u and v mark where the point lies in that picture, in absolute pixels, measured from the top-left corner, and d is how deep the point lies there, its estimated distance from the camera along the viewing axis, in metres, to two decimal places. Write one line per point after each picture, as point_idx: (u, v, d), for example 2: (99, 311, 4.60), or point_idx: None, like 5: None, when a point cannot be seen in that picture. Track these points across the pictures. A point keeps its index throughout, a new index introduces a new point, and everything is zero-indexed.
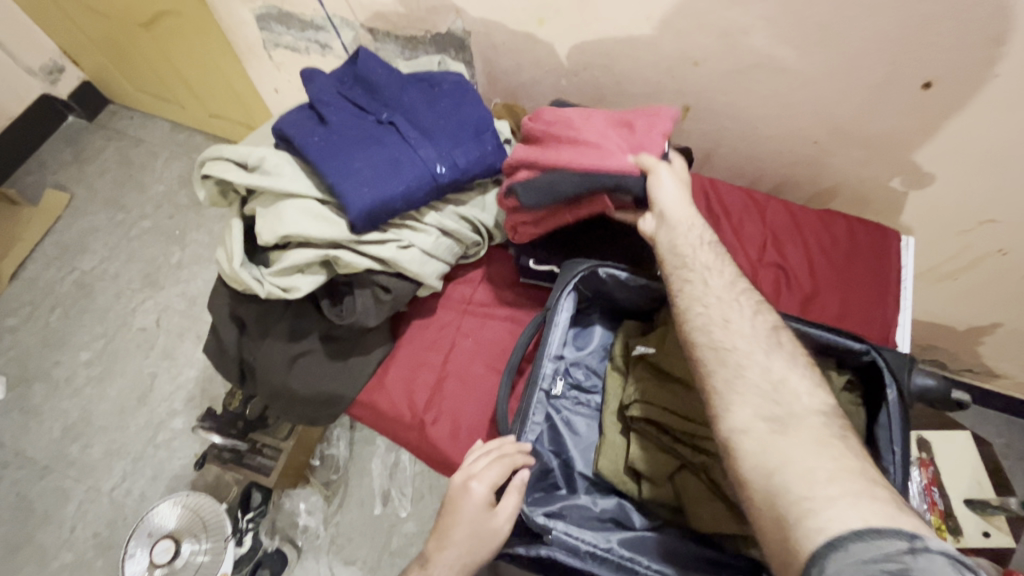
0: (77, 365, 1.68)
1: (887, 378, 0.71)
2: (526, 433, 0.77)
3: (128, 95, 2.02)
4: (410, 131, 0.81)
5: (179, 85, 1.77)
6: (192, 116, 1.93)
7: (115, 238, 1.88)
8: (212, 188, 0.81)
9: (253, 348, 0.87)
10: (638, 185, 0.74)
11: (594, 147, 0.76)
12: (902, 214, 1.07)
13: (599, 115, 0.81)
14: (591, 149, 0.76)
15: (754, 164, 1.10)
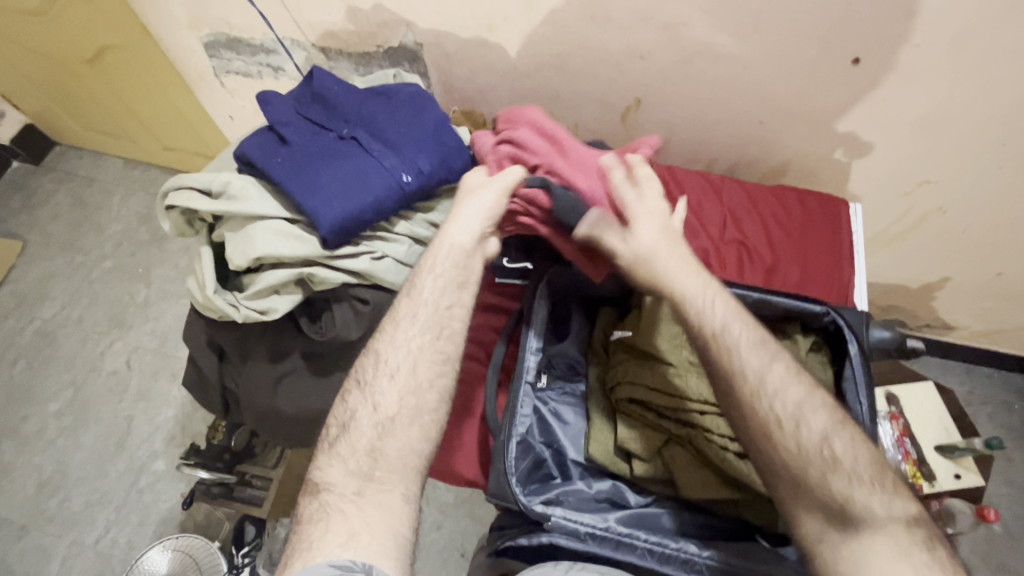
0: (48, 417, 1.62)
1: (847, 336, 0.77)
2: (516, 426, 0.78)
3: (76, 135, 1.97)
4: (372, 143, 0.83)
5: (129, 119, 1.74)
6: (145, 150, 1.89)
7: (75, 283, 1.82)
8: (177, 218, 0.81)
9: (235, 374, 0.87)
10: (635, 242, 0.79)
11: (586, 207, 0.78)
12: (849, 183, 1.13)
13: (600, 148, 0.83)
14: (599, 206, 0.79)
15: (707, 148, 1.14)
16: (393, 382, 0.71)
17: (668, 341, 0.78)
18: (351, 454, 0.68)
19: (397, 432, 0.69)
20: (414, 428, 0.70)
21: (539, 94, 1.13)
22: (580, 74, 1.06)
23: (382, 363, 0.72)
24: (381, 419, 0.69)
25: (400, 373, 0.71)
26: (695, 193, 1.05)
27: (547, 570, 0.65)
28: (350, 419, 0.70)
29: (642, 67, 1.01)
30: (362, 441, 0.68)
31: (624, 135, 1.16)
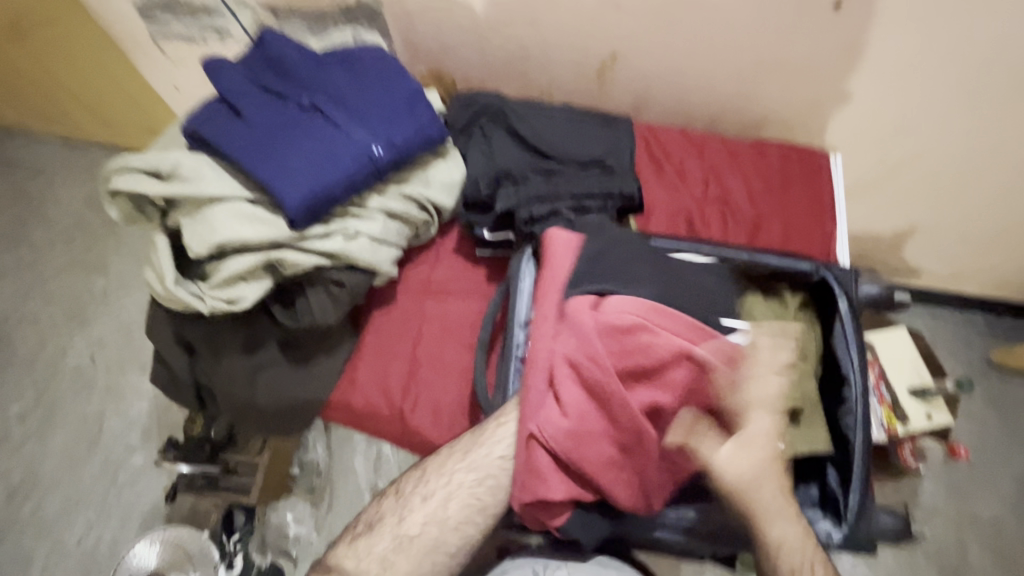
0: (11, 419, 1.54)
1: (837, 292, 0.78)
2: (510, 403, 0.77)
3: (5, 118, 1.80)
4: (338, 113, 0.76)
5: (60, 96, 1.59)
6: (81, 132, 1.73)
7: (23, 277, 1.70)
8: (124, 204, 0.73)
9: (209, 368, 0.82)
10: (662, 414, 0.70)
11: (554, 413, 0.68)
12: (826, 135, 1.11)
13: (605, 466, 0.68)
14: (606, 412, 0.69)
15: (687, 105, 1.11)
16: (424, 502, 0.70)
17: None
18: (365, 557, 0.68)
19: (411, 551, 0.68)
20: (436, 554, 0.69)
21: (509, 53, 1.06)
22: (551, 29, 1.00)
23: (422, 483, 0.72)
24: (400, 535, 0.69)
25: (432, 497, 0.70)
26: (676, 152, 1.02)
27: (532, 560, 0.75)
28: (375, 521, 0.71)
29: (617, 19, 0.96)
30: (379, 547, 0.69)
31: (599, 94, 1.11)
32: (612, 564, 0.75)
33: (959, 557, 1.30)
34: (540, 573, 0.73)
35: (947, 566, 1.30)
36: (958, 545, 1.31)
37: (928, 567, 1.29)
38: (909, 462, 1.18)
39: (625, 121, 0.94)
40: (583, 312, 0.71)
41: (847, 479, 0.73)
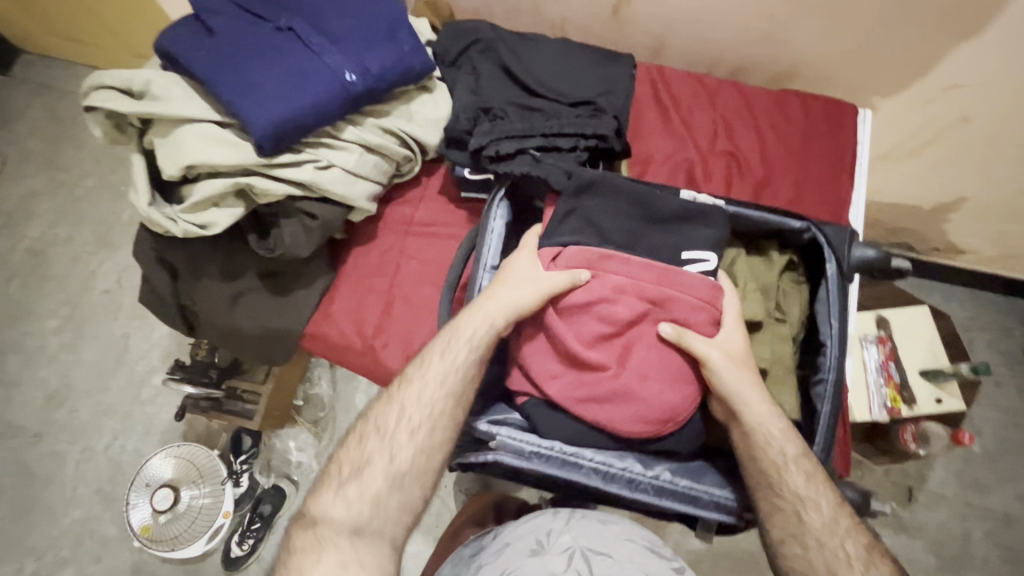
0: (47, 333, 1.49)
1: (826, 253, 0.73)
2: None
3: None
4: (313, 36, 0.73)
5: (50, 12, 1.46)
6: (74, 51, 1.62)
7: (60, 202, 1.58)
8: (103, 122, 0.74)
9: (191, 292, 0.84)
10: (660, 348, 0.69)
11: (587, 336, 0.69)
12: (863, 89, 1.00)
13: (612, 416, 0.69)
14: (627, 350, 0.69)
15: (708, 50, 1.02)
16: (411, 438, 0.68)
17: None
18: (357, 499, 0.66)
19: (406, 481, 0.67)
20: (421, 485, 0.67)
21: None
22: None
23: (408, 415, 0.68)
24: (394, 471, 0.66)
25: (420, 430, 0.68)
26: (685, 99, 0.95)
27: (545, 521, 0.73)
28: (364, 463, 0.67)
29: None
30: (371, 489, 0.66)
31: (615, 32, 1.03)
32: (612, 522, 0.72)
33: (961, 546, 1.24)
34: (543, 543, 0.70)
35: (947, 554, 1.24)
36: (962, 535, 1.25)
37: (926, 555, 1.24)
38: (910, 446, 1.12)
39: (628, 61, 0.87)
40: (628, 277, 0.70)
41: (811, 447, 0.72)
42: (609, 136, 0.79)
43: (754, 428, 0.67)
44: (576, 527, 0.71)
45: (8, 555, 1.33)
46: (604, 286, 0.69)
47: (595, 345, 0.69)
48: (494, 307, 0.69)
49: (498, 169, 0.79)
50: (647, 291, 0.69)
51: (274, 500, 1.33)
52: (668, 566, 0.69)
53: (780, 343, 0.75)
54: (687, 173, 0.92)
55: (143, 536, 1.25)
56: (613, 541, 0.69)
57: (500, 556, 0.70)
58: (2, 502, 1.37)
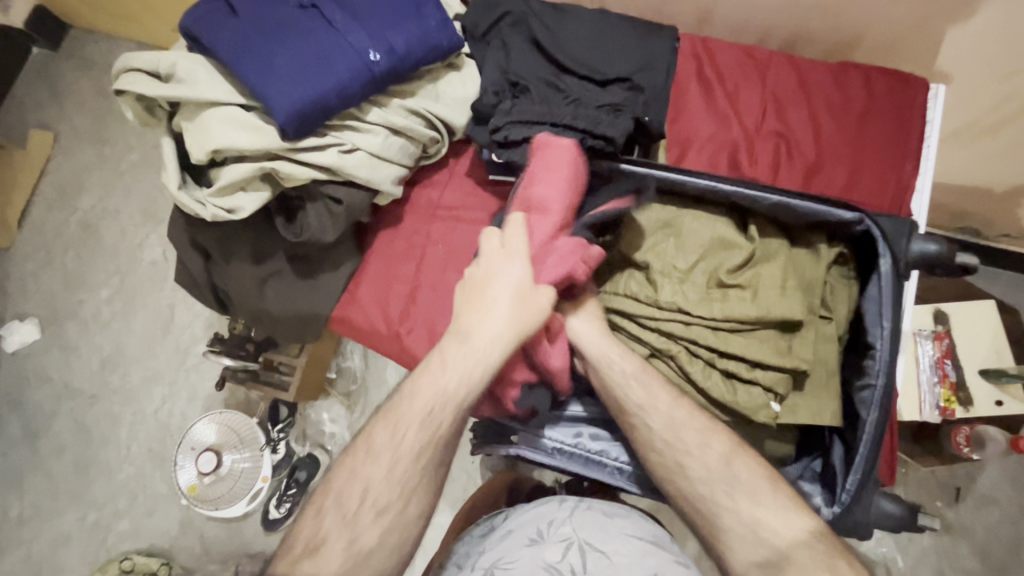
0: (99, 302, 1.56)
1: (879, 247, 0.67)
2: None
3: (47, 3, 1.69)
4: (336, 14, 0.71)
5: None
6: (118, 25, 1.62)
7: (107, 175, 1.63)
8: (134, 105, 0.74)
9: (223, 274, 0.84)
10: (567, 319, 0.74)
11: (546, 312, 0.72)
12: (936, 59, 0.89)
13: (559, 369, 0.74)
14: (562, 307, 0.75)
15: (760, 17, 0.93)
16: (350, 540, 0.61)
17: (647, 246, 0.75)
18: None
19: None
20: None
21: None
22: None
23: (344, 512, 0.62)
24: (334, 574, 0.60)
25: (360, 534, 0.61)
26: (732, 74, 0.88)
27: (548, 509, 0.70)
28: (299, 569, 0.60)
29: None
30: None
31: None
32: (617, 516, 0.69)
33: (1010, 551, 1.17)
34: (543, 533, 0.67)
35: (993, 559, 1.17)
36: (1012, 540, 1.18)
37: (970, 558, 1.17)
38: (963, 451, 1.06)
39: (671, 36, 0.80)
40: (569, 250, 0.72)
41: (852, 457, 0.67)
42: (618, 139, 0.73)
43: (717, 465, 0.65)
44: (580, 518, 0.68)
45: (71, 505, 1.44)
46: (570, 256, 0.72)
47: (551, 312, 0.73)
48: (483, 347, 0.67)
49: (502, 156, 0.77)
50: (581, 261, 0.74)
51: (309, 469, 1.37)
52: (670, 561, 0.66)
53: (822, 342, 0.70)
54: (730, 157, 0.85)
55: (189, 495, 1.31)
56: (611, 537, 0.67)
57: (502, 541, 0.68)
58: (64, 457, 1.48)
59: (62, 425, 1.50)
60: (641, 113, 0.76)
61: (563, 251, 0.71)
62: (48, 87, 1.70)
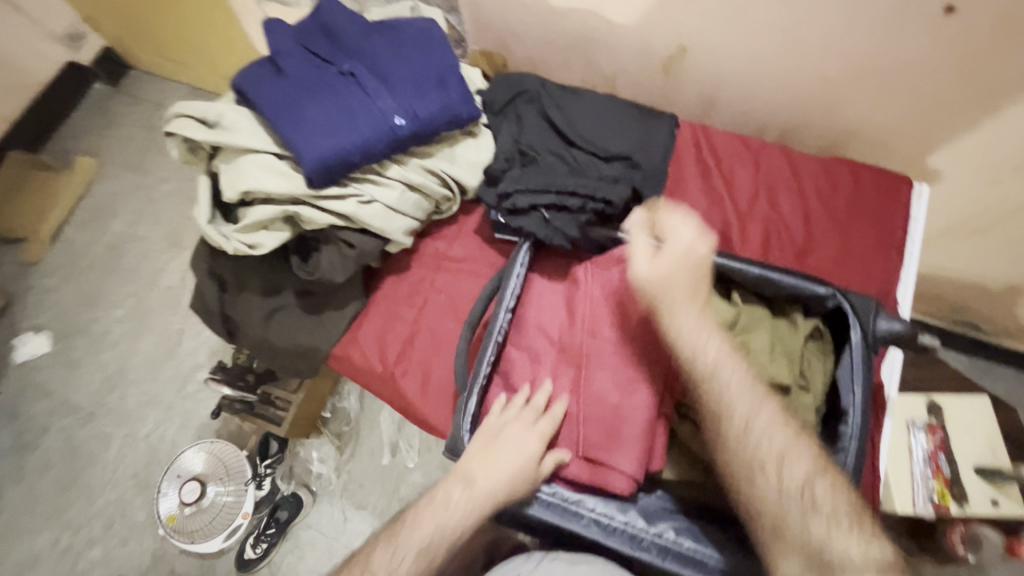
0: (113, 322, 1.61)
1: (851, 321, 0.70)
2: (468, 402, 0.74)
3: (130, 54, 1.82)
4: (369, 82, 0.79)
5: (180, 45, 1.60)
6: (193, 77, 1.75)
7: (141, 202, 1.73)
8: (179, 146, 0.81)
9: (234, 304, 0.89)
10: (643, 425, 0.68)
11: (597, 405, 0.70)
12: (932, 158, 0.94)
13: (634, 460, 0.67)
14: (626, 396, 0.69)
15: (760, 109, 1.00)
16: None
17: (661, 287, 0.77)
18: None
19: None
20: None
21: (572, 38, 1.02)
22: (615, 13, 0.94)
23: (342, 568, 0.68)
24: None
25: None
26: (727, 159, 0.94)
27: (517, 565, 0.71)
28: None
29: (687, 10, 0.88)
30: None
31: (666, 89, 1.04)
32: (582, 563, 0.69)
33: None
34: None
35: None
36: None
37: None
38: (958, 549, 1.03)
39: (668, 126, 0.87)
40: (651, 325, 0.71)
41: None
42: (615, 202, 0.76)
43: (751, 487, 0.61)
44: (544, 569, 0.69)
45: (49, 525, 1.43)
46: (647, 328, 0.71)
47: (627, 388, 0.70)
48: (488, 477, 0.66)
49: (509, 221, 0.80)
50: (651, 332, 0.71)
51: (291, 508, 1.36)
52: None
53: (804, 412, 0.70)
54: (722, 233, 0.90)
55: (168, 525, 1.30)
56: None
57: None
58: (50, 475, 1.48)
59: (54, 442, 1.51)
60: (637, 185, 0.81)
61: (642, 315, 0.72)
62: (100, 118, 1.84)
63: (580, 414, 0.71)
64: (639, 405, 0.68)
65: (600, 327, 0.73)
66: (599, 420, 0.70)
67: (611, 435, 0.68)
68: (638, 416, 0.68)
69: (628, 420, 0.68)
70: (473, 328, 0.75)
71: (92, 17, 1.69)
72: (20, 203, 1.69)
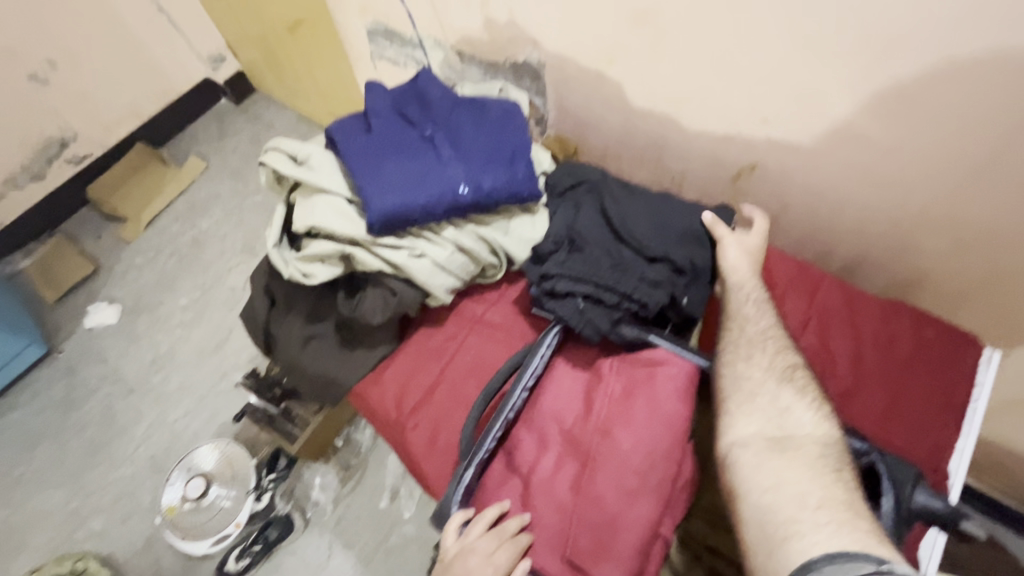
0: (176, 308, 1.74)
1: (884, 486, 0.64)
2: (465, 475, 0.74)
3: (261, 82, 2.06)
4: (446, 150, 0.86)
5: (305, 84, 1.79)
6: (308, 110, 1.95)
7: (230, 207, 1.90)
8: (268, 174, 0.90)
9: (278, 322, 0.94)
10: (636, 543, 0.65)
11: (591, 510, 0.68)
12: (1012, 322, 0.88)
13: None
14: (624, 508, 0.67)
15: (825, 237, 0.98)
16: None
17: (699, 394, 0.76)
18: None
19: None
20: None
21: (648, 137, 1.06)
22: (692, 123, 0.97)
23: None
24: None
25: None
26: (781, 282, 0.92)
27: None
28: None
29: (763, 132, 0.90)
30: None
31: (732, 200, 1.04)
32: None
33: None
34: None
35: None
36: None
37: None
38: None
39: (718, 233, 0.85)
40: (664, 439, 0.69)
41: None
42: (649, 305, 0.78)
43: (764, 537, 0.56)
44: None
45: (65, 485, 1.50)
46: (659, 441, 0.69)
47: (627, 500, 0.67)
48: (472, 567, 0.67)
49: (547, 302, 0.82)
50: (663, 447, 0.68)
51: (281, 529, 1.35)
52: None
53: None
54: None
55: (166, 515, 1.33)
56: None
57: None
58: (80, 437, 1.56)
59: (93, 407, 1.60)
60: (677, 293, 0.81)
61: (657, 426, 0.70)
62: (217, 128, 2.07)
63: (574, 516, 0.69)
64: (636, 521, 0.66)
65: (613, 428, 0.71)
66: (591, 526, 0.67)
67: (601, 545, 0.66)
68: (633, 533, 0.66)
69: (621, 534, 0.66)
70: (487, 400, 0.76)
71: (236, 46, 1.94)
72: (132, 188, 1.90)
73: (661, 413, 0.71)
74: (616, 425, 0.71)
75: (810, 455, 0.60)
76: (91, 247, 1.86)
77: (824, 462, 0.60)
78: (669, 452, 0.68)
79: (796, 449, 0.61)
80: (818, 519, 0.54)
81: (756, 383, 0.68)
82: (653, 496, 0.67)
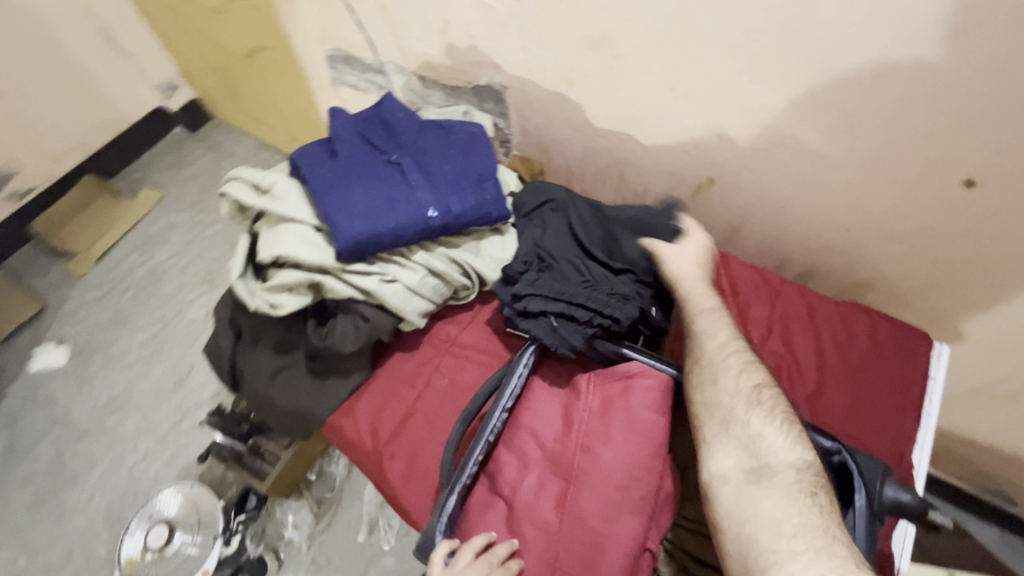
0: (132, 345, 1.65)
1: (855, 483, 0.65)
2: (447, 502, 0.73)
3: (218, 109, 2.01)
4: (413, 174, 0.86)
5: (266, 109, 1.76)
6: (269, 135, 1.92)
7: (188, 238, 1.84)
8: (231, 205, 0.88)
9: (245, 355, 0.91)
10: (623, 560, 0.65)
11: (576, 529, 0.68)
12: (959, 318, 0.93)
13: None
14: (610, 525, 0.66)
15: (783, 244, 1.03)
16: None
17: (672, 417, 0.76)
18: None
19: None
20: None
21: (611, 155, 1.09)
22: (652, 140, 1.00)
23: None
24: None
25: None
26: (744, 290, 0.95)
27: None
28: None
29: (719, 147, 0.94)
30: None
31: (693, 212, 1.08)
32: None
33: None
34: None
35: None
36: None
37: None
38: None
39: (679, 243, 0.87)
40: (644, 452, 0.69)
41: None
42: (621, 320, 0.78)
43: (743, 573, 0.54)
44: None
45: (10, 543, 1.38)
46: (639, 454, 0.69)
47: (612, 516, 0.67)
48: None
49: (519, 322, 0.82)
50: (643, 460, 0.69)
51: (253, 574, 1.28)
52: None
53: None
54: None
55: (126, 568, 1.24)
56: None
57: None
58: (27, 489, 1.45)
59: (41, 455, 1.50)
60: (647, 306, 0.83)
61: (637, 439, 0.70)
62: (172, 157, 2.01)
63: (560, 537, 0.68)
64: (623, 537, 0.66)
65: (592, 444, 0.72)
66: (578, 547, 0.67)
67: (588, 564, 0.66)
68: (619, 550, 0.65)
69: (607, 551, 0.65)
70: (466, 424, 0.75)
71: (190, 73, 1.90)
72: (80, 221, 1.82)
73: (640, 426, 0.71)
74: (596, 441, 0.72)
75: (787, 473, 0.59)
76: (36, 284, 1.76)
77: (798, 487, 0.58)
78: (650, 465, 0.69)
79: (772, 473, 0.59)
80: (796, 548, 0.53)
81: (729, 396, 0.67)
82: (637, 510, 0.67)
